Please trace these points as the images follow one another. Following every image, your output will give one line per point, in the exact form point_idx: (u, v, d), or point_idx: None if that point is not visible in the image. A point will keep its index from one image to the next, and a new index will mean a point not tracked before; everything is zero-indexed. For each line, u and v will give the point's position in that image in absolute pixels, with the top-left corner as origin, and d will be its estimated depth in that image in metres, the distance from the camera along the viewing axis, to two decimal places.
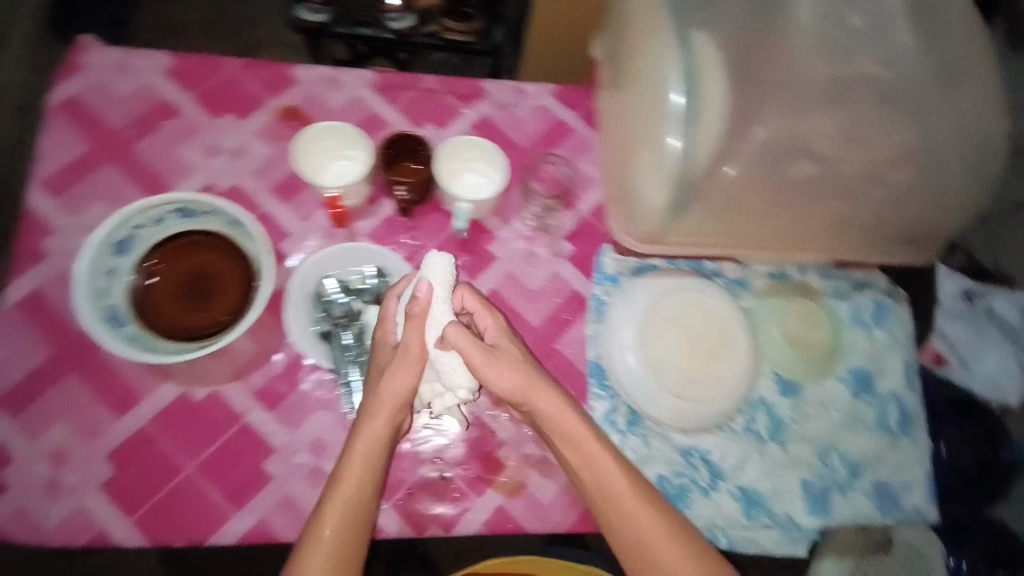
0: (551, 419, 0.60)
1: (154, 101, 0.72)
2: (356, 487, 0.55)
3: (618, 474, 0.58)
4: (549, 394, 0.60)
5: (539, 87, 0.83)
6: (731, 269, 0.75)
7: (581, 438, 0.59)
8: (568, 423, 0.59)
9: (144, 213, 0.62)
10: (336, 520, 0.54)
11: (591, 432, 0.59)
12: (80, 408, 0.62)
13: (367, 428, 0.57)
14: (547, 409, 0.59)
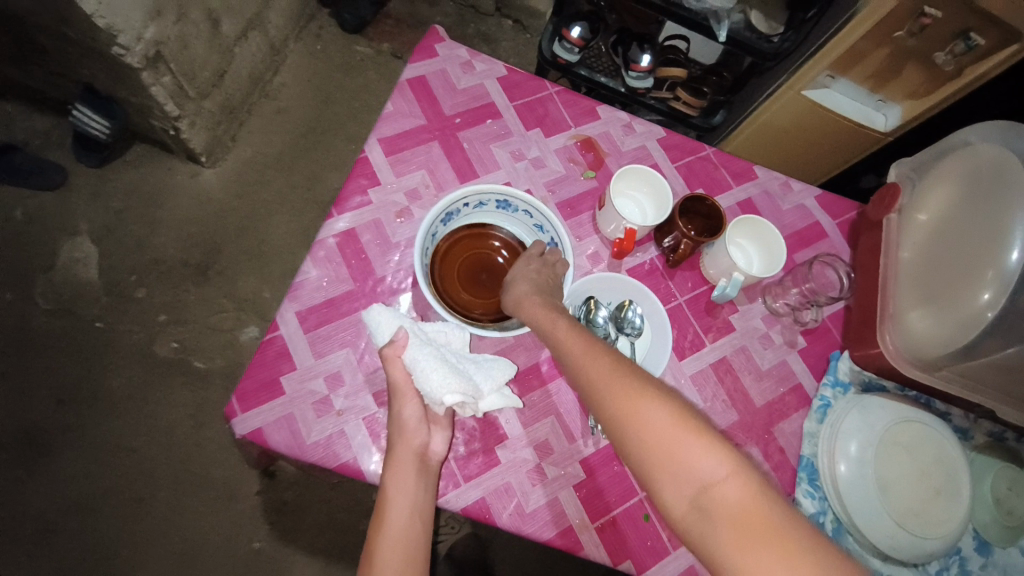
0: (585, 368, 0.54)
1: (485, 100, 0.81)
2: (408, 495, 0.57)
3: (625, 379, 0.51)
4: (580, 342, 0.57)
5: (804, 188, 0.88)
6: (958, 417, 0.77)
7: (613, 376, 0.51)
8: (602, 374, 0.52)
9: (477, 197, 0.70)
10: (395, 530, 0.56)
11: (604, 358, 0.54)
12: (362, 343, 0.67)
13: (401, 444, 0.59)
14: (580, 350, 0.56)
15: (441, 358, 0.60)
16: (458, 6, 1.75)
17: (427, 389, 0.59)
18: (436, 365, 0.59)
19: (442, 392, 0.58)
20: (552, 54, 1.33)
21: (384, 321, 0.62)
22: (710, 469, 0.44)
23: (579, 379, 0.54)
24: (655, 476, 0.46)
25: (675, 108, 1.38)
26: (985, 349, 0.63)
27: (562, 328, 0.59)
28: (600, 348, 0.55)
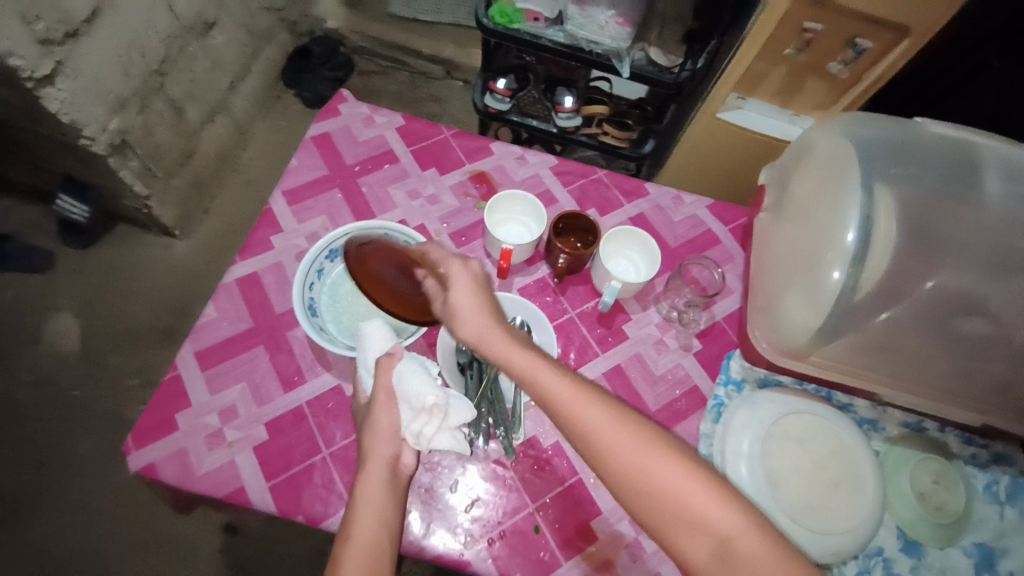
0: (566, 410, 0.55)
1: (384, 149, 0.88)
2: (376, 510, 0.56)
3: (609, 421, 0.54)
4: (562, 383, 0.56)
5: (696, 198, 0.92)
6: (864, 407, 0.76)
7: (599, 422, 0.54)
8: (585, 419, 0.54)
9: (359, 231, 0.76)
10: (361, 547, 0.53)
11: (599, 403, 0.55)
12: (258, 377, 0.70)
13: (370, 465, 0.59)
14: (562, 395, 0.56)
15: (423, 368, 0.64)
16: (410, 75, 1.92)
17: (409, 395, 0.61)
18: (421, 371, 0.63)
19: (422, 395, 0.61)
20: (484, 105, 1.45)
21: (379, 336, 0.67)
22: (726, 522, 0.48)
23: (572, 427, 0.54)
24: (667, 525, 0.50)
25: (605, 142, 1.45)
26: (843, 327, 0.63)
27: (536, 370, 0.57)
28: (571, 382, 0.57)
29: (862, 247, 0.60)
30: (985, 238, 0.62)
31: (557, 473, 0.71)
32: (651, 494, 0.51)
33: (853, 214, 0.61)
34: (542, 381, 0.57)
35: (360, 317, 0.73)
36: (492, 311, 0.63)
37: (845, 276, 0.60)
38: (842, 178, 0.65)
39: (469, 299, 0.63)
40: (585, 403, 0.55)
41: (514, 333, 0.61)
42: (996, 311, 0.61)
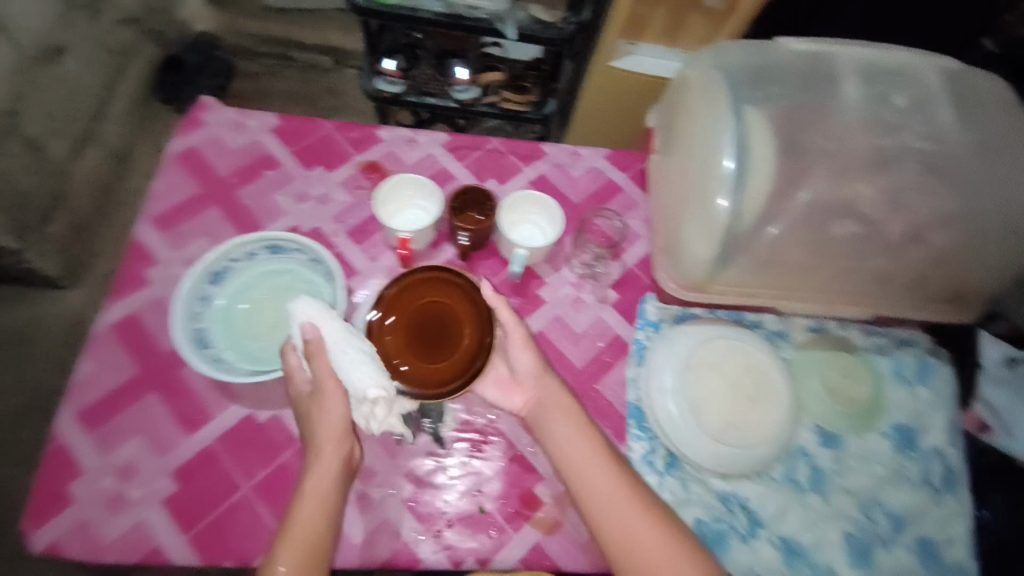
0: (577, 470, 0.63)
1: (260, 153, 0.84)
2: (316, 513, 0.56)
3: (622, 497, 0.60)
4: (581, 444, 0.64)
5: (594, 150, 0.91)
6: (772, 322, 0.80)
7: (607, 497, 0.60)
8: (596, 490, 0.61)
9: (240, 248, 0.72)
10: (298, 548, 0.54)
11: (609, 466, 0.62)
12: (155, 426, 0.70)
13: (316, 466, 0.58)
14: (580, 461, 0.63)
15: (366, 351, 0.59)
16: (299, 70, 1.77)
17: (350, 382, 0.58)
18: (362, 357, 0.58)
19: (364, 385, 0.57)
20: (376, 90, 1.39)
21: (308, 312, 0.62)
22: None
23: (581, 485, 0.62)
24: None
25: (507, 108, 1.42)
26: (737, 251, 0.65)
27: (568, 438, 0.64)
28: (599, 457, 0.63)
29: (740, 171, 0.61)
30: (843, 144, 0.64)
31: (490, 450, 0.72)
32: (629, 552, 0.58)
33: (727, 140, 0.62)
34: (564, 443, 0.64)
35: (258, 339, 0.70)
36: (548, 386, 0.68)
37: (730, 202, 0.61)
38: (714, 105, 0.65)
39: (540, 384, 0.68)
40: (594, 476, 0.62)
41: (569, 408, 0.66)
42: (865, 210, 0.64)
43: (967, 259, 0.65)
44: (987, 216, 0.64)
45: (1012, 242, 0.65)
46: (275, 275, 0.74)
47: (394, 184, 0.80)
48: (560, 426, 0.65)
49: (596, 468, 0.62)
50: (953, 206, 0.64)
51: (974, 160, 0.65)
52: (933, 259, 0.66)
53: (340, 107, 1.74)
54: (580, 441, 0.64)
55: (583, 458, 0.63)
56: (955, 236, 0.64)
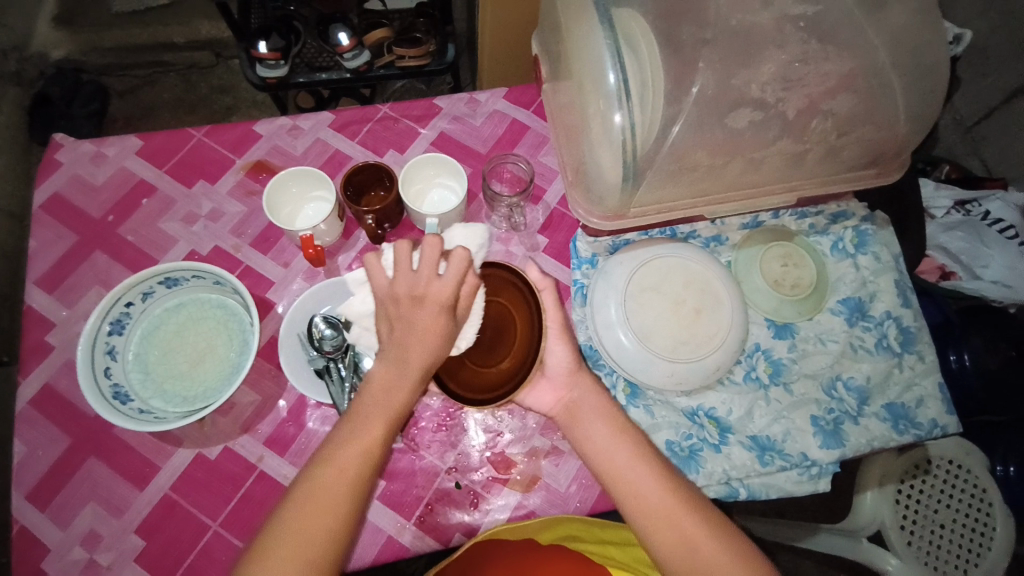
0: (598, 444, 0.59)
1: (133, 181, 0.78)
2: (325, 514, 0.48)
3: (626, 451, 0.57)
4: (613, 442, 0.58)
5: (491, 93, 0.85)
6: (705, 228, 0.79)
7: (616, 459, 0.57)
8: (610, 454, 0.57)
9: (134, 290, 0.65)
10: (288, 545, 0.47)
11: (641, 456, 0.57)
12: (104, 489, 0.65)
13: (384, 401, 0.50)
14: (613, 457, 0.57)
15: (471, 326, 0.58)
16: (180, 74, 1.65)
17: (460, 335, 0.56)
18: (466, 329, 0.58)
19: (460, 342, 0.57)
20: (260, 79, 1.24)
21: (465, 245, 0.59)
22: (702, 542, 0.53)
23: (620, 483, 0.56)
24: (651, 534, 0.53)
25: (406, 66, 1.28)
26: (644, 164, 0.61)
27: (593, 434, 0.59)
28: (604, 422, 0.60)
29: (625, 81, 0.57)
30: (728, 24, 0.60)
31: (453, 424, 0.70)
32: (677, 551, 0.52)
33: (606, 51, 0.57)
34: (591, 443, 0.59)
35: (185, 378, 0.66)
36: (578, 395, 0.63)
37: (625, 115, 0.57)
38: (584, 16, 0.60)
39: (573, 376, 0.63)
40: (605, 447, 0.58)
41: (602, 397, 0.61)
42: (760, 94, 0.60)
43: (874, 116, 0.62)
44: (884, 66, 0.61)
45: (916, 88, 0.62)
46: (184, 308, 0.69)
47: (280, 182, 0.71)
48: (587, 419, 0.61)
49: (605, 440, 0.58)
50: (851, 65, 0.60)
51: (860, 9, 0.61)
52: (838, 129, 0.62)
53: (236, 105, 1.63)
54: (609, 436, 0.59)
55: (601, 431, 0.59)
56: (856, 99, 0.61)
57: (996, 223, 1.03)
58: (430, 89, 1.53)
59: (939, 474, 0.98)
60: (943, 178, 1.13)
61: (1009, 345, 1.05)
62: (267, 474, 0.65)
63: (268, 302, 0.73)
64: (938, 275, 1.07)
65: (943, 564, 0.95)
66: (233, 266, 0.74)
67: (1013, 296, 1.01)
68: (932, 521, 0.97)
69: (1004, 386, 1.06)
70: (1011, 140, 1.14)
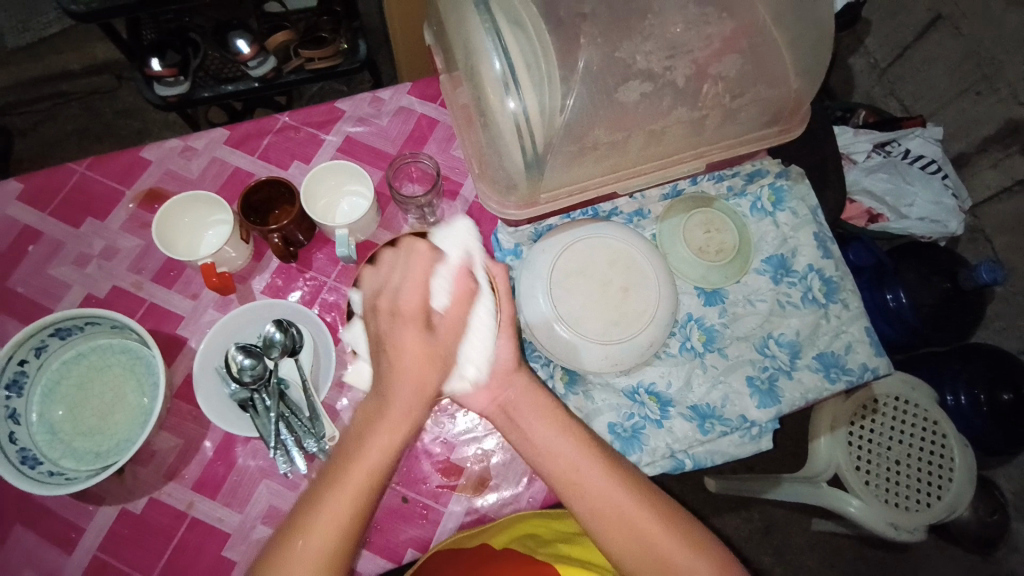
0: (540, 440, 0.57)
1: (15, 229, 0.72)
2: (339, 529, 0.49)
3: (564, 446, 0.56)
4: (572, 453, 0.55)
5: (395, 89, 0.82)
6: (626, 204, 0.78)
7: (557, 457, 0.55)
8: (550, 448, 0.56)
9: (24, 347, 0.60)
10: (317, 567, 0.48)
11: (602, 471, 0.54)
12: (25, 560, 0.61)
13: (363, 447, 0.51)
14: (568, 468, 0.55)
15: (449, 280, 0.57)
16: (81, 102, 1.53)
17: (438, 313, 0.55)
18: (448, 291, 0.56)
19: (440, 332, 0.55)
20: (160, 98, 1.17)
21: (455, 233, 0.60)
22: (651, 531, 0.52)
23: (577, 497, 0.53)
24: (600, 525, 0.53)
25: (317, 69, 1.22)
26: (545, 151, 0.59)
27: (546, 439, 0.56)
28: (541, 415, 0.58)
29: (511, 68, 0.55)
30: None
31: None
32: (629, 545, 0.52)
33: (487, 39, 0.55)
34: (546, 452, 0.56)
35: (96, 433, 0.62)
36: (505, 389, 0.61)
37: (518, 102, 0.55)
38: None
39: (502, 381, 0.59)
40: (540, 448, 0.56)
41: (532, 397, 0.59)
42: (647, 64, 0.59)
43: (765, 73, 0.62)
44: (766, 23, 0.61)
45: (802, 40, 0.62)
46: (85, 358, 0.64)
47: (168, 210, 0.67)
48: (541, 427, 0.57)
49: (535, 441, 0.57)
50: (734, 24, 0.60)
51: None
52: (731, 91, 0.62)
53: (148, 128, 1.53)
54: (555, 441, 0.56)
55: (538, 430, 0.57)
56: (744, 59, 0.61)
57: (917, 159, 1.07)
58: (351, 89, 1.48)
59: (888, 411, 1.02)
60: (861, 123, 1.15)
61: (941, 277, 1.07)
62: (200, 519, 0.62)
63: (179, 339, 0.69)
64: (866, 219, 1.10)
65: (904, 499, 0.98)
66: (137, 305, 0.70)
67: (940, 229, 1.07)
68: (886, 458, 1.00)
69: (940, 318, 1.09)
70: (921, 78, 1.18)
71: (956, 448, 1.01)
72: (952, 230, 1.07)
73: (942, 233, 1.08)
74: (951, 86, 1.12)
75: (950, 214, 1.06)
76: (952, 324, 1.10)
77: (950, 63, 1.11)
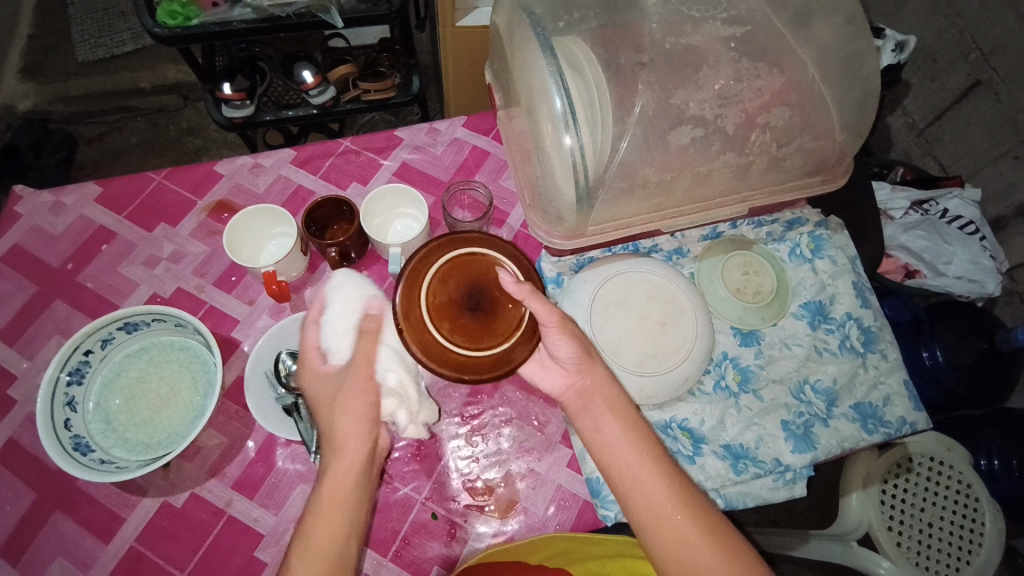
0: (600, 440, 0.57)
1: (92, 229, 0.77)
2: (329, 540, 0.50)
3: (632, 441, 0.56)
4: (632, 454, 0.55)
5: (450, 122, 0.87)
6: (666, 242, 0.81)
7: (623, 454, 0.55)
8: (608, 443, 0.56)
9: (93, 337, 0.64)
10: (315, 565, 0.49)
11: (662, 480, 0.54)
12: (67, 544, 0.62)
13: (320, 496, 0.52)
14: (631, 466, 0.55)
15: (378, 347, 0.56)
16: (147, 117, 1.64)
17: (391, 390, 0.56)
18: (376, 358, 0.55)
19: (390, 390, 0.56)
20: (226, 119, 1.25)
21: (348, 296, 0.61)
22: (691, 544, 0.52)
23: (636, 495, 0.54)
24: (647, 527, 0.53)
25: (371, 100, 1.29)
26: (595, 186, 0.63)
27: (609, 436, 0.56)
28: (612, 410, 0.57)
29: (571, 107, 0.58)
30: (662, 48, 0.63)
31: (427, 453, 0.69)
32: (672, 551, 0.52)
33: (550, 80, 0.59)
34: (615, 445, 0.56)
35: (147, 426, 0.65)
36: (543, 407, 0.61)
37: (574, 137, 0.59)
38: (527, 43, 0.62)
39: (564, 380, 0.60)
40: (606, 444, 0.56)
41: (609, 395, 0.58)
42: (700, 111, 0.62)
43: (811, 126, 0.65)
44: (814, 80, 0.64)
45: (849, 97, 0.64)
46: (146, 353, 0.68)
47: (237, 220, 0.71)
48: (609, 424, 0.57)
49: (602, 437, 0.57)
50: (782, 80, 0.63)
51: (790, 31, 0.65)
52: (777, 140, 0.65)
53: (206, 144, 1.63)
54: (625, 438, 0.56)
55: (608, 429, 0.57)
56: (790, 111, 0.64)
57: (954, 220, 1.07)
58: (399, 120, 1.55)
59: (923, 472, 0.99)
60: (898, 180, 1.16)
61: (977, 337, 1.06)
62: (237, 518, 0.64)
63: (233, 342, 0.72)
64: (903, 273, 1.10)
65: (935, 563, 0.94)
66: (196, 307, 0.73)
67: (977, 289, 1.06)
68: (919, 519, 0.97)
69: (978, 379, 1.07)
70: (960, 139, 1.19)
71: (994, 512, 0.97)
72: (990, 291, 1.06)
73: (980, 293, 1.07)
74: (990, 149, 1.13)
75: (988, 274, 1.06)
76: (993, 386, 1.07)
77: (989, 127, 1.12)
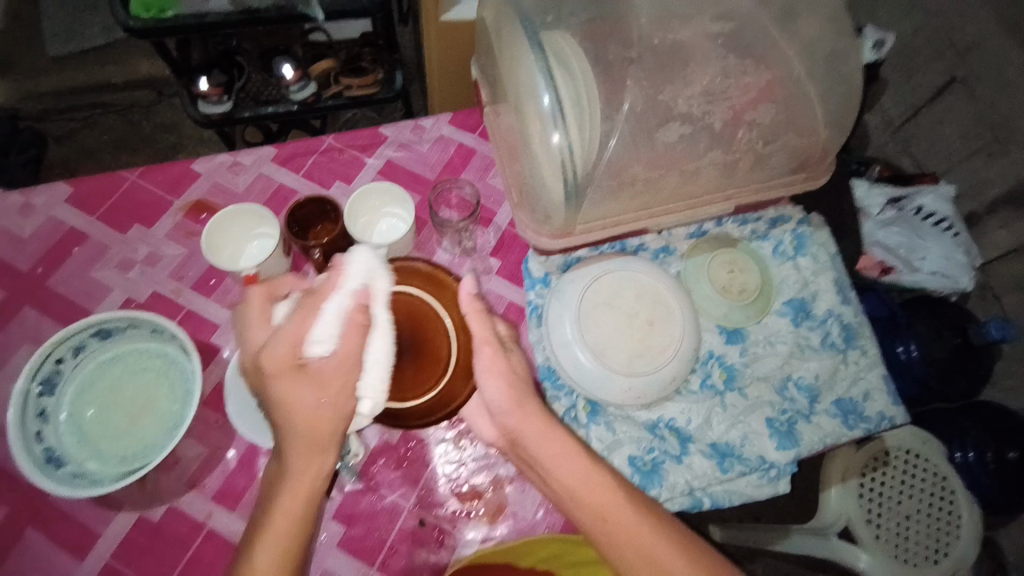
0: (550, 459, 0.55)
1: (63, 230, 0.74)
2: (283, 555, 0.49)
3: (581, 461, 0.54)
4: (587, 473, 0.54)
5: (436, 119, 0.86)
6: (653, 240, 0.81)
7: (578, 474, 0.53)
8: (566, 458, 0.54)
9: (64, 344, 0.61)
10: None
11: (624, 498, 0.53)
12: (42, 560, 0.61)
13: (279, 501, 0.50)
14: (585, 485, 0.53)
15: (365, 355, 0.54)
16: (118, 114, 1.59)
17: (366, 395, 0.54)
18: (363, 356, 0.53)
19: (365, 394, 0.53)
20: (202, 115, 1.22)
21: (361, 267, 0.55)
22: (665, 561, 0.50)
23: (594, 514, 0.52)
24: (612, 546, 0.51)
25: (354, 96, 1.26)
26: (583, 184, 0.62)
27: (560, 457, 0.54)
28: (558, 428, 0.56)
29: (559, 103, 0.58)
30: (649, 45, 0.63)
31: (416, 459, 0.68)
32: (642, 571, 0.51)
33: (538, 77, 0.58)
34: (575, 488, 0.53)
35: (124, 436, 0.63)
36: None
37: (562, 135, 0.58)
38: (515, 38, 0.61)
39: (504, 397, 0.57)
40: (554, 466, 0.54)
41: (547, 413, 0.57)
42: (687, 108, 0.63)
43: (796, 123, 0.66)
44: (799, 77, 0.65)
45: (832, 95, 0.66)
46: (121, 359, 0.65)
47: (218, 221, 0.70)
48: (559, 441, 0.55)
49: (547, 459, 0.54)
50: (768, 76, 0.64)
51: (775, 30, 0.66)
52: (764, 137, 0.65)
53: (180, 142, 1.58)
54: (571, 457, 0.54)
55: (556, 448, 0.55)
56: (776, 108, 0.64)
57: (929, 216, 1.10)
58: (382, 117, 1.53)
59: (900, 465, 1.02)
60: (876, 177, 1.18)
61: (952, 332, 1.09)
62: (216, 532, 0.62)
63: (213, 347, 0.70)
64: (879, 271, 1.10)
65: (912, 555, 0.97)
66: (174, 311, 0.72)
67: (951, 284, 1.09)
68: (896, 512, 0.99)
69: (950, 373, 1.10)
70: (936, 136, 1.22)
71: (971, 507, 0.98)
72: (963, 286, 1.10)
73: (953, 288, 1.10)
74: (964, 145, 1.16)
75: (961, 269, 1.09)
76: (966, 378, 1.11)
77: (963, 123, 1.15)
